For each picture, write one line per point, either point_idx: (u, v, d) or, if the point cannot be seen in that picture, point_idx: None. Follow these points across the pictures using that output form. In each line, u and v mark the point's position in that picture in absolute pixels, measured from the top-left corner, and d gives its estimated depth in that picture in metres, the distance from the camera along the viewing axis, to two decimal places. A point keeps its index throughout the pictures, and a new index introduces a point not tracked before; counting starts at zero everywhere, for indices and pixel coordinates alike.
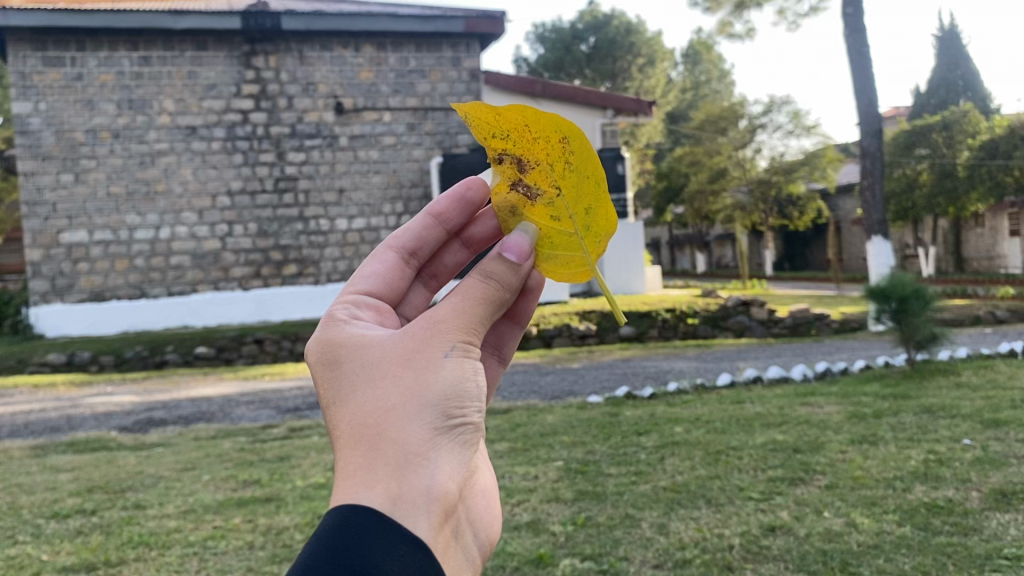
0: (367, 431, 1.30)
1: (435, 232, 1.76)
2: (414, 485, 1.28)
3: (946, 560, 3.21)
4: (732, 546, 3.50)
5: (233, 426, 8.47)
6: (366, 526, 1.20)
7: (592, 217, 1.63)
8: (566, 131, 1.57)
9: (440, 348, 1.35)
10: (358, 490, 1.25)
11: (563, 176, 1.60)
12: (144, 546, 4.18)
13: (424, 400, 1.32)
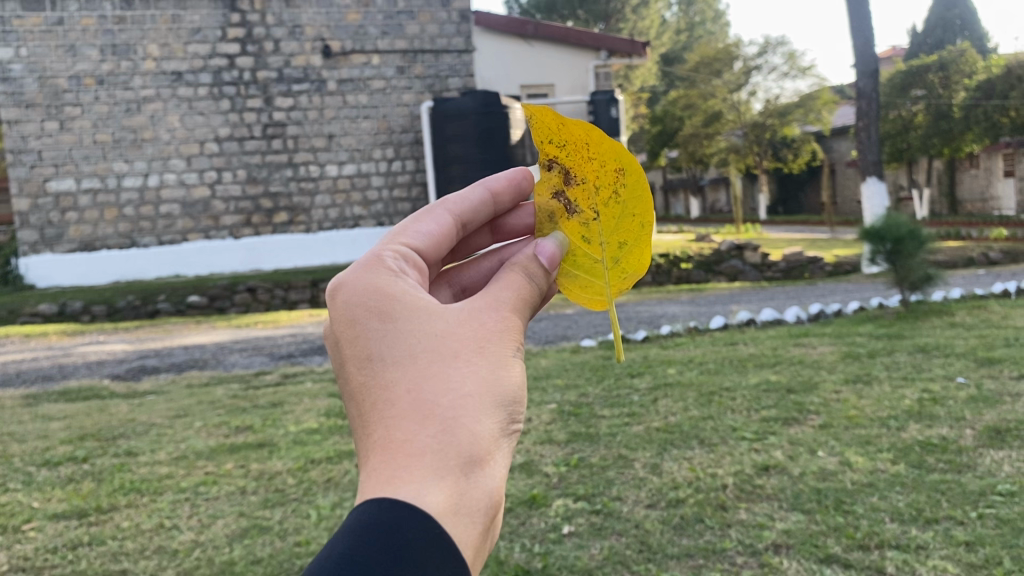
0: (434, 414, 1.11)
1: (489, 209, 1.51)
2: (477, 486, 1.10)
3: (940, 497, 3.20)
4: (726, 485, 3.49)
5: (226, 373, 8.45)
6: (435, 527, 1.02)
7: (624, 253, 1.58)
8: (625, 164, 1.52)
9: (510, 349, 1.22)
10: (424, 475, 1.06)
11: (608, 205, 1.55)
12: (135, 492, 4.16)
13: (496, 396, 1.17)
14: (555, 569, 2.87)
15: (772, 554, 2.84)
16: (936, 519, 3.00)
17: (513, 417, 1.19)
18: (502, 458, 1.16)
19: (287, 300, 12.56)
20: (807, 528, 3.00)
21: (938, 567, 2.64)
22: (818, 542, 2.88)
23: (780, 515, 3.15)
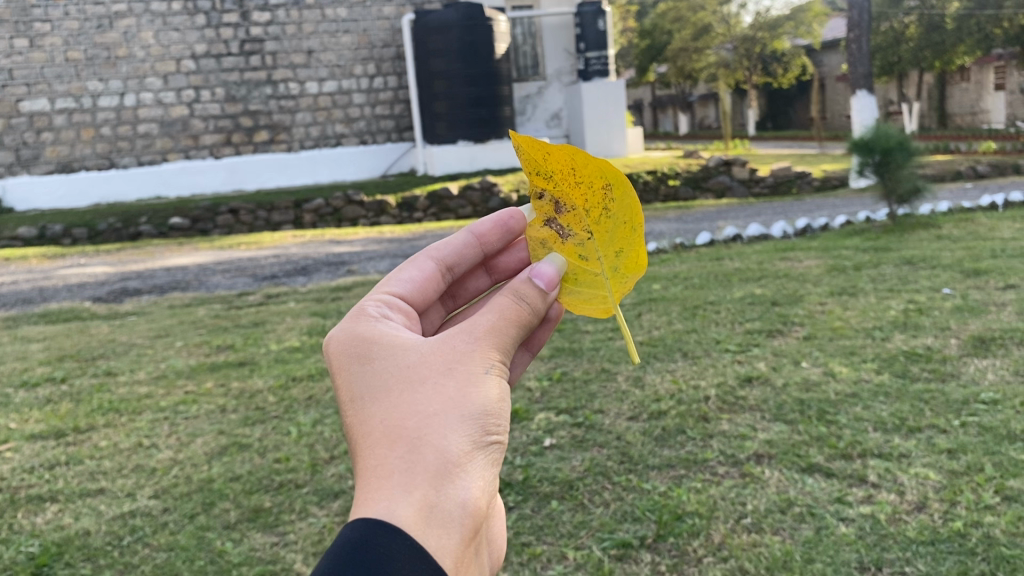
0: (401, 436, 1.05)
1: (475, 254, 1.53)
2: (449, 499, 1.03)
3: (923, 406, 3.18)
4: (708, 396, 3.46)
5: (209, 294, 8.36)
6: (398, 542, 0.95)
7: (623, 262, 1.40)
8: (610, 176, 1.37)
9: (482, 364, 1.13)
10: (389, 493, 0.99)
11: (601, 222, 1.39)
12: (114, 412, 4.11)
13: (465, 414, 1.09)
14: (536, 481, 2.84)
15: (753, 464, 2.82)
16: (920, 428, 2.98)
17: (491, 429, 1.11)
18: (479, 471, 1.08)
19: (270, 221, 12.39)
20: (790, 438, 2.98)
21: (920, 475, 2.62)
22: (801, 452, 2.86)
23: (762, 426, 3.13)
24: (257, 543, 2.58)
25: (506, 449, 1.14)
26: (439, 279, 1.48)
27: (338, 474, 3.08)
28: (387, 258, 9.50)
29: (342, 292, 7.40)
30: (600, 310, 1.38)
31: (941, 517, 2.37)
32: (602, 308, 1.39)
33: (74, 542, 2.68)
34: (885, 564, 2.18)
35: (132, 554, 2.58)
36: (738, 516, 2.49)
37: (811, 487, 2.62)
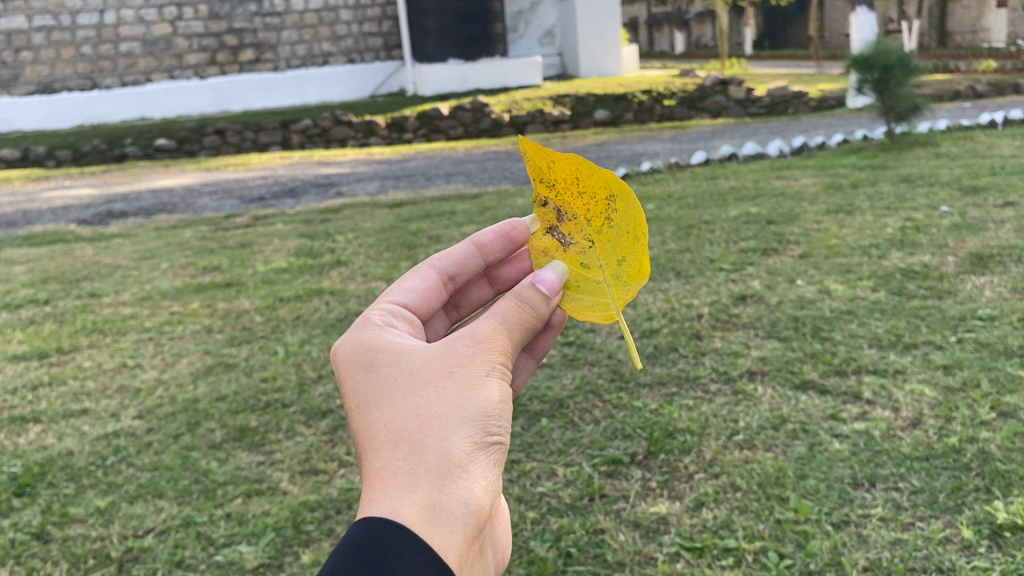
0: (403, 440, 1.06)
1: (476, 263, 1.55)
2: (452, 497, 1.03)
3: (919, 323, 3.13)
4: (701, 315, 3.41)
5: (196, 216, 8.20)
6: (402, 538, 0.95)
7: (626, 272, 1.40)
8: (614, 189, 1.37)
9: (482, 368, 1.13)
10: (393, 492, 1.00)
11: (603, 231, 1.39)
12: (98, 333, 4.04)
13: (467, 415, 1.09)
14: (527, 401, 2.78)
15: (746, 382, 2.78)
16: (915, 344, 2.94)
17: (492, 429, 1.10)
18: (482, 471, 1.07)
19: (258, 143, 12.14)
20: (783, 355, 2.94)
21: (916, 392, 2.58)
22: (794, 369, 2.82)
23: (755, 344, 3.08)
24: (243, 463, 2.54)
25: (509, 449, 1.13)
26: (442, 288, 1.51)
27: (325, 393, 3.02)
28: (376, 179, 9.33)
29: (330, 214, 7.26)
30: (603, 317, 1.38)
31: (936, 433, 2.33)
32: (604, 315, 1.39)
33: (57, 462, 2.63)
34: (879, 480, 2.14)
35: (116, 474, 2.54)
36: (729, 433, 2.45)
37: (805, 404, 2.59)
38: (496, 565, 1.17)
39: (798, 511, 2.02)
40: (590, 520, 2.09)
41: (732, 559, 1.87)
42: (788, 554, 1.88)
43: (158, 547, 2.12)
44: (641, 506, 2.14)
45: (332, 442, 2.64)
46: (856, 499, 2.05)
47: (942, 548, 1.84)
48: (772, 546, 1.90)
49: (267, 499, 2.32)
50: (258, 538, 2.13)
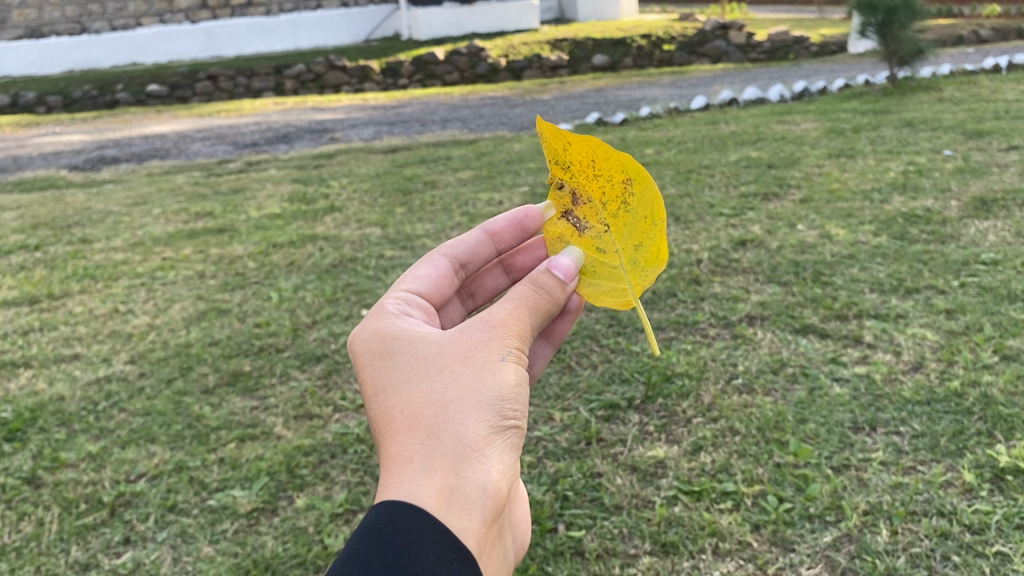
0: (420, 425, 1.06)
1: (488, 252, 1.52)
2: (468, 480, 1.03)
3: (921, 267, 3.08)
4: (700, 260, 3.36)
5: (188, 162, 8.09)
6: (422, 521, 0.96)
7: (643, 258, 1.32)
8: (631, 170, 1.29)
9: (496, 352, 1.13)
10: (410, 477, 1.01)
11: (620, 215, 1.31)
12: (89, 279, 3.98)
13: (482, 399, 1.09)
14: None
15: (746, 326, 2.74)
16: (917, 289, 2.90)
17: (508, 414, 1.11)
18: (499, 455, 1.08)
19: (251, 89, 11.92)
20: (784, 300, 2.89)
21: (918, 336, 2.54)
22: (795, 314, 2.78)
23: (755, 288, 3.04)
24: (236, 408, 2.50)
25: (524, 433, 1.14)
26: (454, 276, 1.49)
27: (320, 338, 2.96)
28: (371, 125, 9.20)
29: (323, 160, 7.15)
30: (620, 304, 1.31)
31: (938, 377, 2.30)
32: (622, 302, 1.32)
33: (48, 407, 2.60)
34: (880, 424, 2.11)
35: (108, 419, 2.51)
36: (728, 377, 2.42)
37: (805, 348, 2.55)
38: (513, 546, 1.19)
39: (798, 455, 1.99)
40: (587, 465, 2.06)
41: (730, 503, 1.84)
42: (788, 497, 1.84)
43: (150, 492, 2.09)
44: (638, 451, 2.11)
45: (327, 387, 2.59)
46: (856, 443, 2.02)
47: (943, 491, 1.81)
48: (771, 489, 1.86)
49: (261, 444, 2.29)
50: (252, 483, 2.10)
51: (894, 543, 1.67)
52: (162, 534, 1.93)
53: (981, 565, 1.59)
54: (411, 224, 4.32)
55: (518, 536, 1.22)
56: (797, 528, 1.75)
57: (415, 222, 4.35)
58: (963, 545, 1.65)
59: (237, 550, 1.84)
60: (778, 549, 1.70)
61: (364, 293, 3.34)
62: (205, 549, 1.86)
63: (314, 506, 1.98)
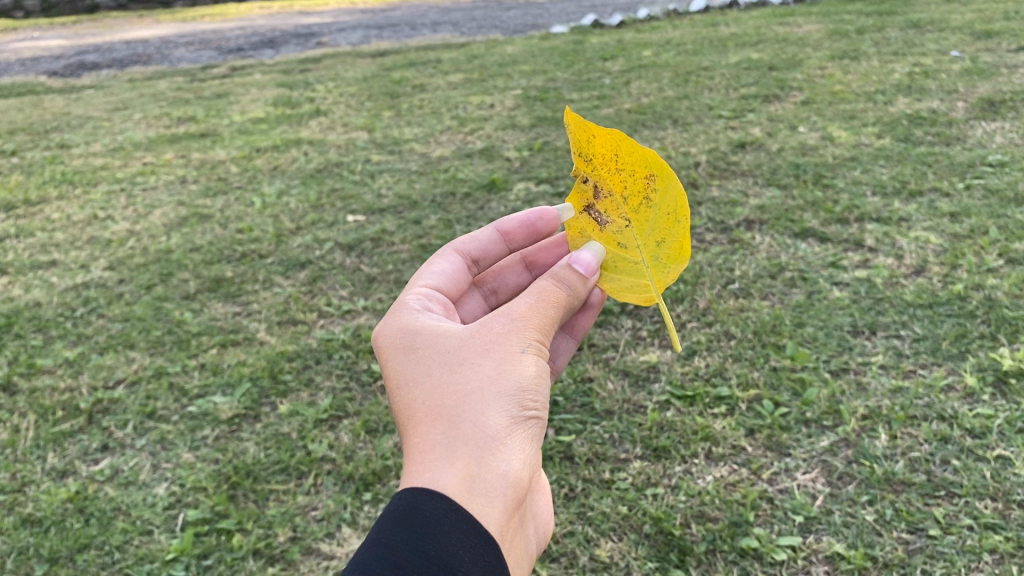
0: (438, 416, 0.95)
1: (499, 251, 1.38)
2: (490, 470, 0.92)
3: (925, 170, 2.98)
4: (698, 164, 3.24)
5: (171, 67, 7.81)
6: (441, 513, 0.85)
7: (667, 256, 1.18)
8: (653, 164, 1.14)
9: (518, 342, 1.01)
10: (430, 468, 0.90)
11: (642, 210, 1.16)
12: (68, 185, 3.85)
13: (505, 388, 0.97)
14: None
15: (744, 231, 2.65)
16: (921, 191, 2.80)
17: (532, 404, 0.99)
18: (521, 446, 0.97)
19: None
20: (783, 204, 2.80)
21: (921, 239, 2.46)
22: (794, 217, 2.69)
23: (754, 192, 2.93)
24: (218, 314, 2.43)
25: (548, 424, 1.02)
26: (467, 273, 1.35)
27: (304, 244, 2.86)
28: (360, 29, 8.91)
29: (309, 63, 6.93)
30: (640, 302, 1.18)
31: (941, 281, 2.23)
32: (643, 300, 1.19)
33: (25, 314, 2.53)
34: (880, 328, 2.04)
35: (86, 325, 2.43)
36: (725, 283, 2.34)
37: (804, 253, 2.47)
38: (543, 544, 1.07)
39: (795, 360, 1.93)
40: (579, 370, 2.00)
41: (724, 407, 1.78)
42: (784, 402, 1.79)
43: (129, 399, 2.03)
44: (631, 356, 2.04)
45: (311, 293, 2.50)
46: (856, 347, 1.96)
47: (945, 396, 1.75)
48: (766, 394, 1.80)
49: (243, 350, 2.22)
50: (234, 390, 2.03)
51: (893, 448, 1.62)
52: (141, 441, 1.87)
53: (981, 469, 1.54)
54: (399, 128, 4.18)
55: (542, 532, 1.10)
56: (793, 433, 1.69)
57: (403, 127, 4.20)
58: (963, 449, 1.60)
59: (218, 456, 1.78)
60: (773, 454, 1.65)
61: (350, 198, 3.23)
62: (184, 456, 1.80)
63: (298, 413, 1.91)
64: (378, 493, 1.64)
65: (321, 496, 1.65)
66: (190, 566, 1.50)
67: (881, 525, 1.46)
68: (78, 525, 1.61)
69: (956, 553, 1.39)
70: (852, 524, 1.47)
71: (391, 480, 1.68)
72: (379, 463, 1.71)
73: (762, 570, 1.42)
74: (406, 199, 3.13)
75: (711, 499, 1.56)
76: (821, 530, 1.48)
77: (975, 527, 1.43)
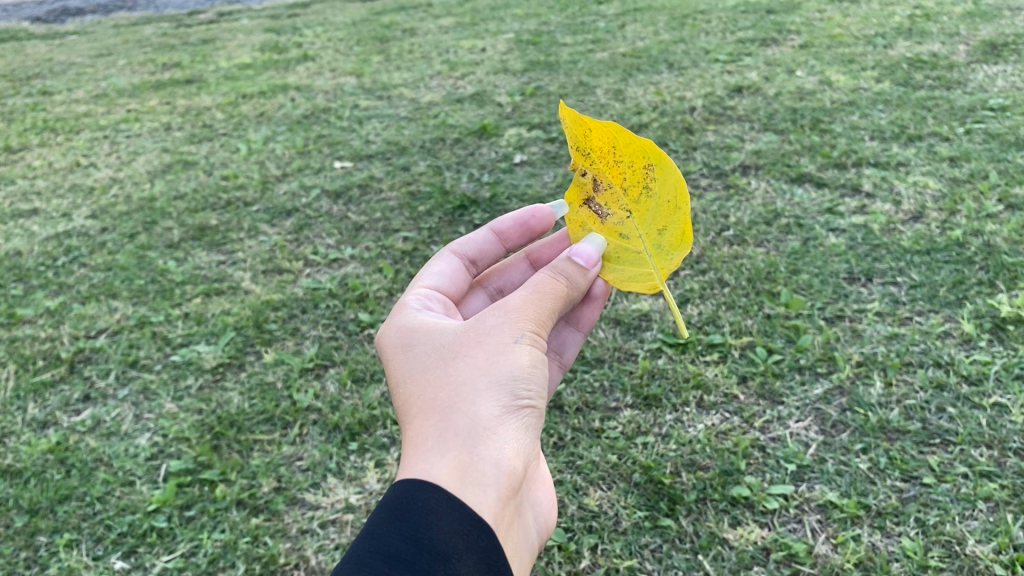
0: (430, 410, 0.94)
1: (495, 251, 1.34)
2: (484, 460, 0.90)
3: (925, 114, 2.91)
4: (694, 109, 3.16)
5: (157, 13, 7.61)
6: (433, 502, 0.84)
7: (669, 243, 1.13)
8: (650, 152, 1.10)
9: (510, 332, 0.98)
10: (423, 460, 0.89)
11: (643, 199, 1.12)
12: (49, 132, 3.77)
13: (498, 379, 0.95)
14: (504, 201, 2.52)
15: (739, 177, 2.59)
16: (920, 136, 2.74)
17: (525, 393, 0.96)
18: (515, 436, 0.95)
19: None
20: (780, 149, 2.74)
21: (920, 185, 2.41)
22: (791, 163, 2.63)
23: (751, 137, 2.87)
24: (202, 263, 2.38)
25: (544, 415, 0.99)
26: (465, 276, 1.32)
27: (290, 191, 2.80)
28: None
29: (298, 8, 6.76)
30: (645, 290, 1.13)
31: (939, 227, 2.18)
32: (646, 289, 1.14)
33: (5, 263, 2.48)
34: (877, 275, 2.00)
35: (68, 275, 2.38)
36: (719, 229, 2.29)
37: (800, 199, 2.42)
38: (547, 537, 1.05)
39: (790, 307, 1.89)
40: None
41: (716, 355, 1.75)
42: (777, 350, 1.75)
43: (111, 349, 1.99)
44: (623, 304, 1.98)
45: (298, 242, 2.45)
46: (851, 295, 1.93)
47: (941, 343, 1.72)
48: (760, 342, 1.77)
49: (228, 299, 2.17)
50: (218, 339, 1.99)
51: (888, 396, 1.60)
52: (124, 392, 1.84)
53: (977, 416, 1.51)
54: (388, 73, 4.08)
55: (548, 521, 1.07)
56: (787, 381, 1.66)
57: (392, 72, 4.11)
58: (959, 396, 1.57)
59: (202, 406, 1.75)
60: (766, 402, 1.62)
61: (337, 144, 3.16)
62: (167, 406, 1.77)
63: (283, 362, 1.87)
64: (364, 443, 1.61)
65: (306, 446, 1.62)
66: (173, 518, 1.47)
67: (874, 474, 1.44)
68: (59, 476, 1.58)
69: (951, 501, 1.37)
70: (845, 473, 1.45)
71: (378, 429, 1.64)
72: (366, 412, 1.67)
73: (754, 519, 1.40)
74: (394, 145, 3.06)
75: (702, 448, 1.53)
76: (814, 479, 1.45)
77: (969, 475, 1.41)
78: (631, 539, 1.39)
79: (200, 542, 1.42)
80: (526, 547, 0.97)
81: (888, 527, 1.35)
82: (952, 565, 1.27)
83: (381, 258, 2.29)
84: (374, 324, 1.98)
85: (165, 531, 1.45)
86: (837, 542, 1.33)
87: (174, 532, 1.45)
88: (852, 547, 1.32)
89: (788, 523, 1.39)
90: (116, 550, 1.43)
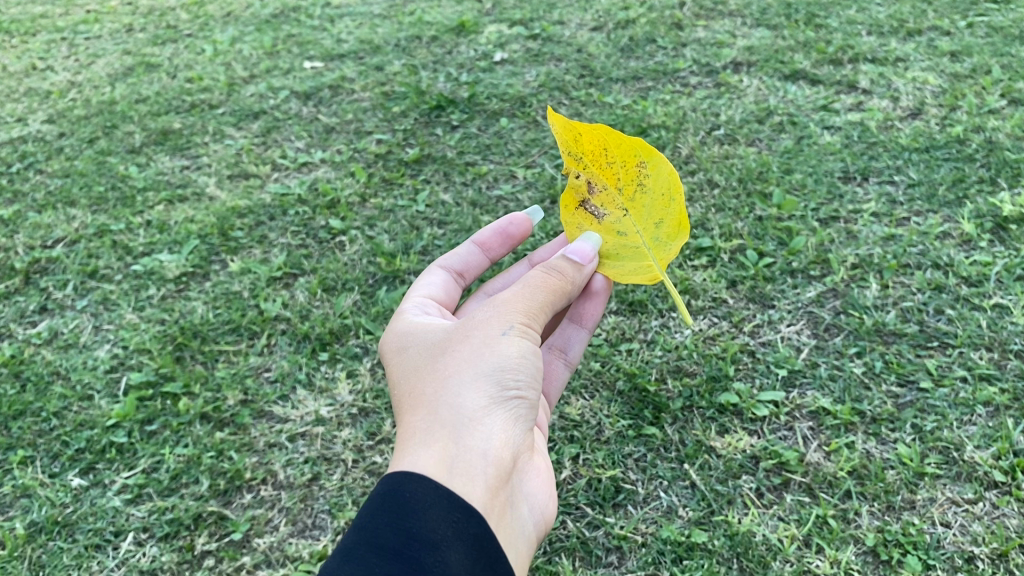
0: (418, 405, 0.89)
1: (483, 265, 1.28)
2: (470, 450, 0.84)
3: (926, 7, 2.76)
4: (683, 4, 2.99)
5: None
6: (420, 492, 0.78)
7: (666, 234, 1.08)
8: (641, 148, 1.04)
9: (497, 324, 0.92)
10: (409, 453, 0.84)
11: (638, 197, 1.07)
12: (3, 35, 3.55)
13: (485, 369, 0.90)
14: (484, 100, 2.36)
15: (730, 74, 2.46)
16: (920, 31, 2.60)
17: (514, 384, 0.91)
18: (504, 428, 0.89)
19: None
20: (773, 46, 2.60)
21: (918, 80, 2.29)
22: (784, 60, 2.49)
23: (742, 34, 2.72)
24: (165, 169, 2.25)
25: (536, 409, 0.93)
26: (456, 289, 1.24)
27: (258, 94, 2.64)
28: None
29: None
30: (645, 282, 1.08)
31: (939, 124, 2.08)
32: (647, 281, 1.09)
33: None
34: (873, 174, 1.90)
35: (23, 183, 2.26)
36: (709, 129, 2.15)
37: (794, 96, 2.30)
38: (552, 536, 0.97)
39: (782, 209, 1.80)
40: (552, 224, 1.80)
41: (705, 260, 1.66)
42: (769, 253, 1.66)
43: (68, 259, 1.88)
44: None
45: (265, 146, 2.32)
46: (846, 195, 1.83)
47: (940, 244, 1.63)
48: (750, 245, 1.67)
49: (192, 207, 2.06)
50: (181, 248, 1.88)
51: (884, 298, 1.52)
52: (82, 303, 1.74)
53: (977, 319, 1.44)
54: None
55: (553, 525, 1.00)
56: (778, 284, 1.58)
57: None
58: (958, 299, 1.50)
59: (164, 317, 1.66)
60: (756, 307, 1.55)
61: (307, 44, 2.99)
62: (128, 317, 1.68)
63: (250, 271, 1.77)
64: (336, 353, 1.52)
65: (274, 357, 1.54)
66: (133, 433, 1.40)
67: (869, 379, 1.37)
68: (14, 392, 1.50)
69: (948, 406, 1.31)
70: (839, 378, 1.38)
71: (350, 339, 1.55)
72: (337, 322, 1.58)
73: (742, 427, 1.33)
74: (367, 44, 2.89)
75: (688, 355, 1.46)
76: (806, 385, 1.39)
77: (968, 380, 1.35)
78: (614, 449, 1.33)
79: (162, 458, 1.36)
80: (524, 537, 0.90)
81: (883, 434, 1.29)
82: (949, 472, 1.22)
83: (353, 162, 2.17)
84: (345, 231, 1.87)
85: (125, 447, 1.38)
86: (830, 450, 1.28)
87: (135, 447, 1.37)
88: (845, 455, 1.26)
89: (778, 430, 1.33)
90: (74, 467, 1.36)
